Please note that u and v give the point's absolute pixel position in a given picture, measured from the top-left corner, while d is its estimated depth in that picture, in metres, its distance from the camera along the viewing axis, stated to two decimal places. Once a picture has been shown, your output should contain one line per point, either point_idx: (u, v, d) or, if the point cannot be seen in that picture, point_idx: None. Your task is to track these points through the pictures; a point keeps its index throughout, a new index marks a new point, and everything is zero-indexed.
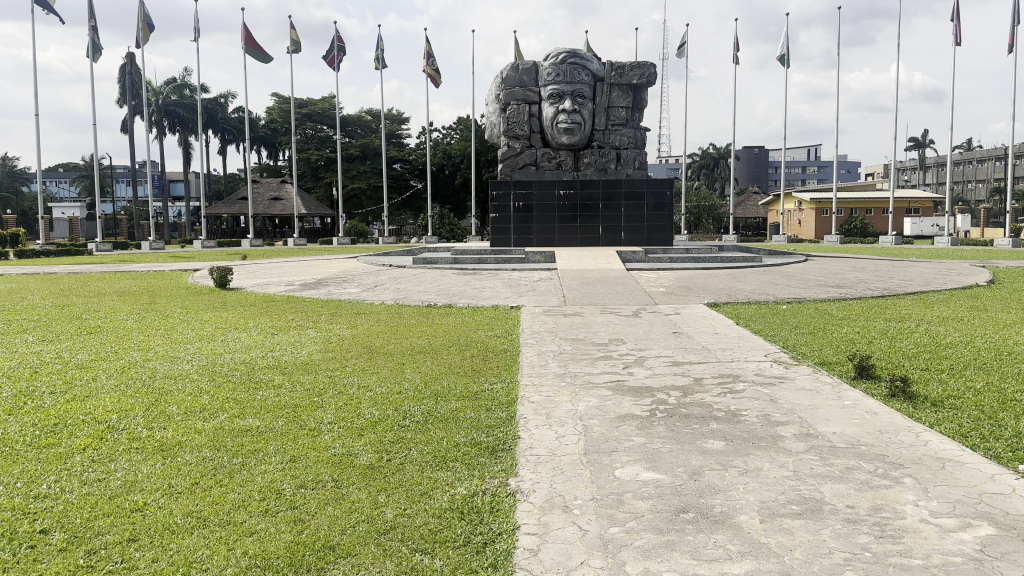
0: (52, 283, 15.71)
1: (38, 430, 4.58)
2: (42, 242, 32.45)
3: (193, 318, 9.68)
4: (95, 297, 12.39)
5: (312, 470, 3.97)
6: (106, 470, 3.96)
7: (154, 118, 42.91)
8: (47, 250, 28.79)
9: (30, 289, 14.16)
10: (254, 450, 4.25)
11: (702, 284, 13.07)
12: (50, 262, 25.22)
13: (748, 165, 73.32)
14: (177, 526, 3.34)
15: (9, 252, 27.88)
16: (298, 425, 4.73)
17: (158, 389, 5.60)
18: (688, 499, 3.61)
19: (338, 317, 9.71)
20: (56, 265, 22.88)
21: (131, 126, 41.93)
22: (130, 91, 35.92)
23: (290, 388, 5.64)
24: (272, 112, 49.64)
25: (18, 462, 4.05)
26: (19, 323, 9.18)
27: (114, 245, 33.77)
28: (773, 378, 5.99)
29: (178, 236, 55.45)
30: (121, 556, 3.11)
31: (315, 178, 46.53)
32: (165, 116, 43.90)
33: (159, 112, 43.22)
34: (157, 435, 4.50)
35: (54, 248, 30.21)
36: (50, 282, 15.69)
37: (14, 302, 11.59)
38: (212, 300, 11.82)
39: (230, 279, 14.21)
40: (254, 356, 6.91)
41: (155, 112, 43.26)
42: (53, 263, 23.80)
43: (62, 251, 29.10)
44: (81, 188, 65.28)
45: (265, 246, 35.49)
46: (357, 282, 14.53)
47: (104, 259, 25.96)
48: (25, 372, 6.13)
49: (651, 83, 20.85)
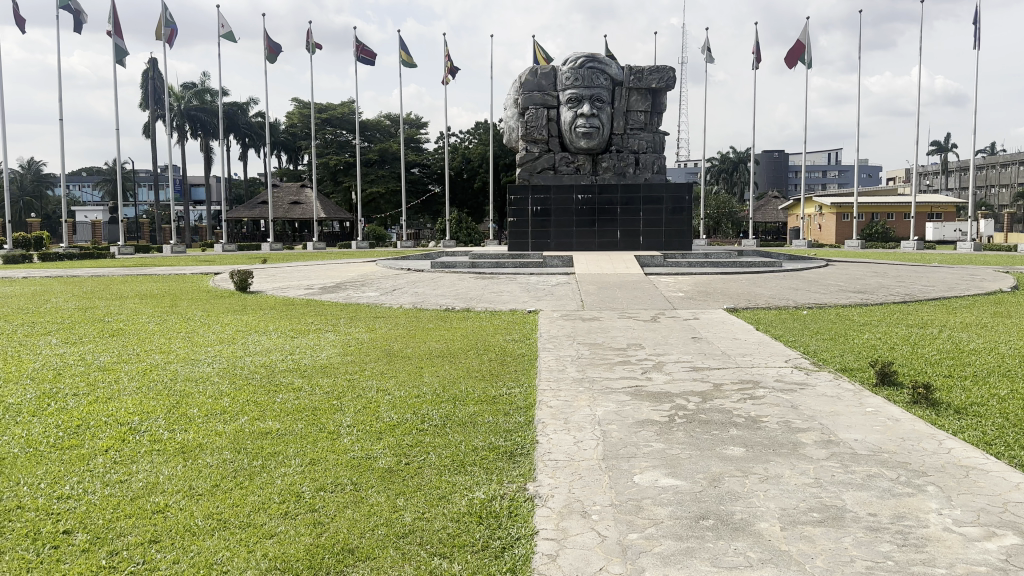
0: (75, 286, 15.86)
1: (62, 431, 4.63)
2: (66, 246, 32.74)
3: (213, 321, 9.72)
4: (118, 300, 12.46)
5: (332, 473, 3.98)
6: (128, 472, 3.99)
7: (176, 122, 43.37)
8: (70, 253, 29.12)
9: (55, 292, 14.30)
10: (273, 453, 4.27)
11: (722, 290, 12.98)
12: (74, 264, 25.54)
13: (768, 170, 72.89)
14: (197, 528, 3.36)
15: (33, 256, 28.14)
16: (318, 428, 4.75)
17: (179, 391, 5.64)
18: (709, 506, 3.58)
19: (356, 321, 9.72)
20: (80, 267, 23.12)
21: (153, 130, 42.35)
22: (152, 97, 36.04)
23: (309, 391, 5.67)
24: (292, 117, 50.02)
25: (42, 463, 4.09)
26: (43, 326, 9.26)
27: (136, 249, 34.00)
28: (793, 385, 5.93)
29: (200, 237, 56.08)
30: (143, 557, 3.13)
31: (335, 183, 46.82)
32: (188, 120, 44.36)
33: (180, 117, 43.65)
34: (179, 438, 4.53)
35: (77, 250, 30.45)
36: (74, 285, 15.83)
37: (37, 305, 11.74)
38: (233, 303, 11.86)
39: (250, 282, 14.27)
40: (274, 359, 6.94)
41: (177, 117, 43.69)
42: (77, 266, 24.01)
43: (85, 255, 29.34)
44: (104, 191, 66.27)
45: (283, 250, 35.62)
46: (375, 286, 14.56)
47: (127, 262, 26.23)
48: (48, 374, 6.20)
49: (670, 86, 20.83)
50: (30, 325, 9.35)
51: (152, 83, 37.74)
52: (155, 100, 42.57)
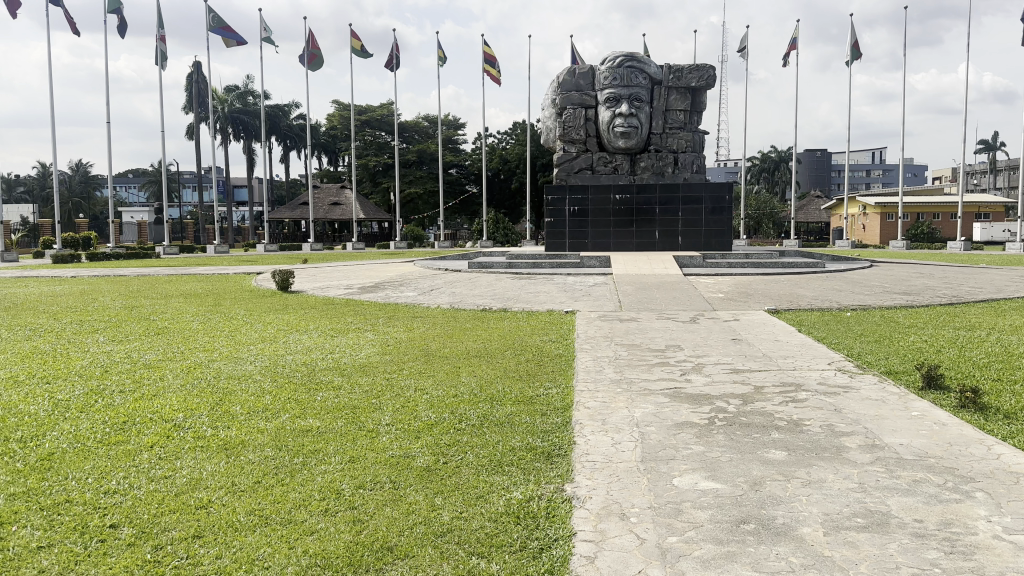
0: (123, 285, 16.25)
1: (109, 427, 4.74)
2: (114, 246, 33.57)
3: (256, 320, 9.88)
4: (163, 299, 12.73)
5: (371, 471, 4.01)
6: (172, 468, 4.07)
7: (220, 125, 44.24)
8: (118, 253, 29.83)
9: (102, 291, 14.68)
10: (314, 450, 4.32)
11: (762, 291, 12.81)
12: (121, 264, 26.18)
13: (810, 169, 71.84)
14: (239, 524, 3.41)
15: (83, 257, 28.89)
16: (357, 425, 4.79)
17: (222, 389, 5.73)
18: (750, 510, 3.53)
19: (394, 321, 9.78)
20: (125, 268, 23.68)
21: (198, 132, 43.24)
22: (197, 99, 36.78)
23: (348, 390, 5.73)
24: (332, 119, 50.72)
25: (89, 458, 4.19)
26: (91, 324, 9.48)
27: (181, 249, 34.73)
28: (836, 388, 5.82)
29: (242, 238, 57.16)
30: (186, 552, 3.19)
31: (373, 184, 47.33)
32: (231, 123, 45.21)
33: (224, 119, 44.52)
34: (222, 434, 4.61)
35: (125, 251, 31.19)
36: (121, 285, 16.23)
37: (86, 304, 12.05)
38: (275, 303, 12.04)
39: (291, 283, 14.47)
40: (314, 358, 7.01)
41: (221, 119, 44.56)
42: (125, 266, 24.63)
43: (132, 255, 30.05)
44: (150, 192, 67.87)
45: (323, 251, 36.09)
46: (413, 286, 14.65)
47: (171, 262, 26.84)
48: (96, 371, 6.36)
49: (710, 85, 20.62)
50: (79, 322, 9.60)
51: (196, 87, 38.33)
52: (200, 103, 43.46)
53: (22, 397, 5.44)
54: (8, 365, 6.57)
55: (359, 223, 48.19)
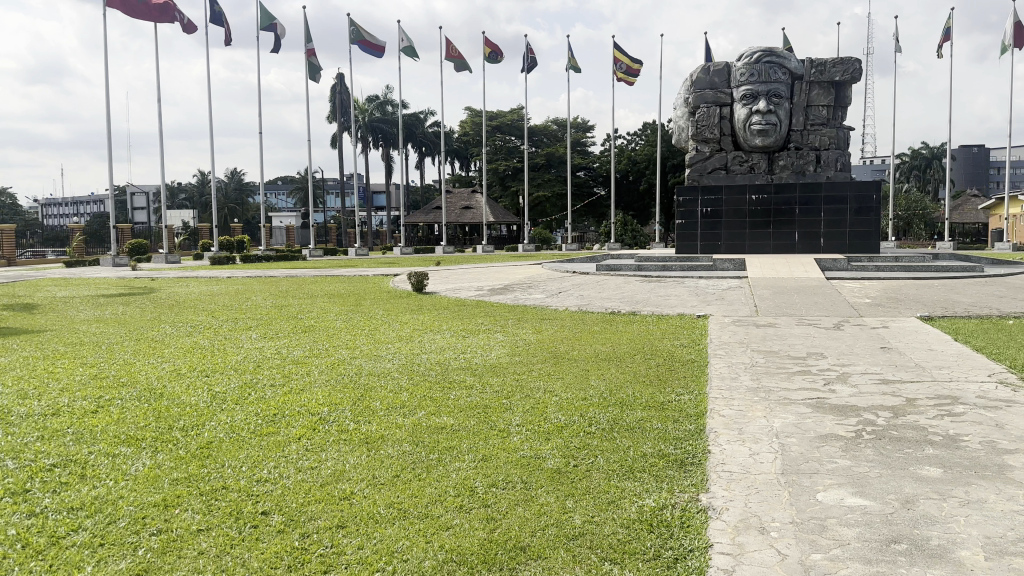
0: (273, 285, 17.37)
1: (261, 419, 5.05)
2: (266, 248, 35.95)
3: (393, 320, 10.26)
4: (308, 299, 13.50)
5: (503, 470, 4.05)
6: (318, 459, 4.27)
7: (360, 133, 46.46)
8: (269, 255, 31.93)
9: (255, 290, 15.77)
10: (448, 447, 4.41)
11: (913, 296, 12.00)
12: (271, 266, 28.02)
13: (966, 166, 66.70)
14: (379, 516, 3.53)
15: (238, 258, 31.11)
16: (489, 425, 4.87)
17: (363, 385, 5.98)
18: (902, 530, 3.29)
19: (524, 323, 9.89)
20: (275, 269, 25.31)
21: (340, 141, 45.57)
22: (340, 110, 38.77)
23: (480, 389, 5.83)
24: (465, 125, 52.06)
25: (244, 447, 4.47)
26: (246, 321, 10.17)
27: (325, 251, 36.71)
28: (1001, 402, 5.34)
29: (379, 241, 59.70)
30: (331, 540, 3.33)
31: (503, 187, 48.18)
32: (370, 131, 47.32)
33: (364, 128, 46.70)
34: (363, 428, 4.80)
35: (275, 253, 33.35)
36: (271, 285, 17.35)
37: (241, 303, 12.95)
38: (410, 303, 12.48)
39: (426, 284, 14.97)
40: (447, 357, 7.19)
41: (362, 128, 46.77)
42: (275, 267, 26.33)
43: (280, 257, 32.07)
44: (298, 199, 72.28)
45: (455, 254, 37.09)
46: (543, 288, 14.78)
47: (317, 264, 28.46)
48: (250, 366, 6.80)
49: (856, 79, 19.54)
50: (236, 320, 10.33)
51: (340, 97, 40.39)
52: (343, 113, 45.83)
53: (185, 388, 5.88)
54: (174, 359, 7.13)
55: (489, 227, 49.19)
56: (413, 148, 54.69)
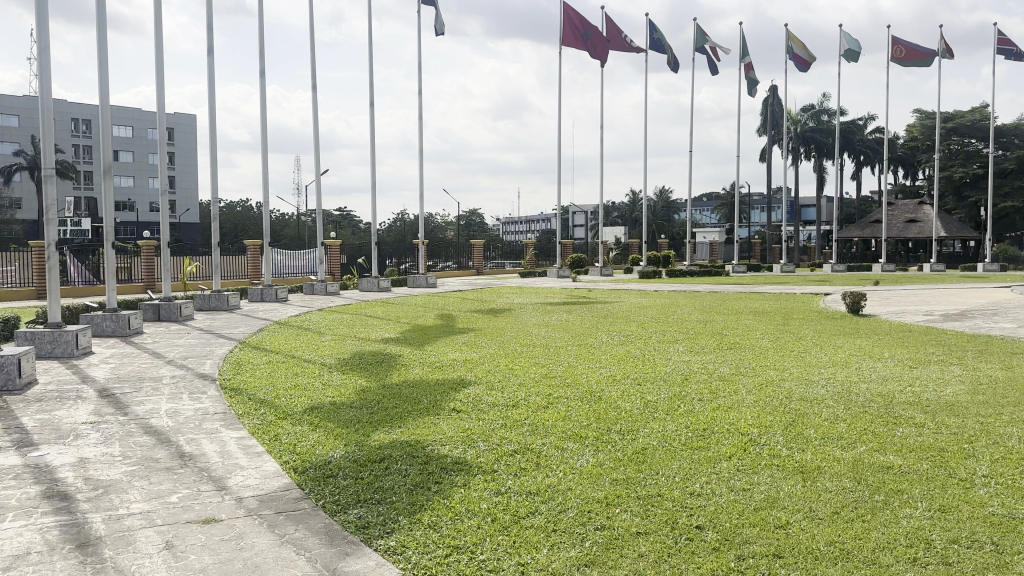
0: (700, 300, 17.75)
1: (692, 432, 5.14)
2: (691, 263, 36.85)
3: (824, 343, 9.66)
4: (736, 316, 13.45)
5: (968, 528, 3.51)
6: (750, 481, 4.19)
7: (790, 145, 45.05)
8: (694, 271, 32.67)
9: (683, 304, 16.26)
10: (897, 491, 3.98)
11: None
12: (697, 281, 28.62)
13: None
14: (819, 553, 3.32)
15: (665, 273, 32.45)
16: (947, 472, 4.27)
17: (794, 410, 5.72)
18: None
19: (987, 356, 8.51)
20: (700, 284, 25.80)
21: (767, 154, 44.69)
22: (770, 124, 37.96)
23: (934, 430, 5.15)
24: (913, 129, 47.01)
25: (677, 459, 4.59)
26: (675, 335, 10.51)
27: (750, 267, 36.32)
28: None
29: (805, 257, 57.05)
30: (768, 569, 3.22)
31: (959, 198, 42.23)
32: (801, 143, 45.53)
33: (794, 140, 45.11)
34: (796, 456, 4.59)
35: (699, 268, 34.01)
36: (698, 300, 17.74)
37: (670, 316, 13.43)
38: (844, 327, 11.64)
39: (864, 304, 14.01)
40: (892, 390, 6.47)
41: (792, 141, 45.26)
42: (700, 282, 26.86)
43: (705, 272, 32.62)
44: (723, 215, 72.82)
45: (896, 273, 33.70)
46: (1014, 316, 12.60)
47: (744, 280, 28.33)
48: (679, 379, 6.99)
49: None
50: (666, 333, 10.74)
51: (772, 110, 39.58)
52: (772, 126, 44.92)
53: (621, 394, 6.28)
54: (609, 365, 7.67)
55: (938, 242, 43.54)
56: (848, 157, 51.14)
